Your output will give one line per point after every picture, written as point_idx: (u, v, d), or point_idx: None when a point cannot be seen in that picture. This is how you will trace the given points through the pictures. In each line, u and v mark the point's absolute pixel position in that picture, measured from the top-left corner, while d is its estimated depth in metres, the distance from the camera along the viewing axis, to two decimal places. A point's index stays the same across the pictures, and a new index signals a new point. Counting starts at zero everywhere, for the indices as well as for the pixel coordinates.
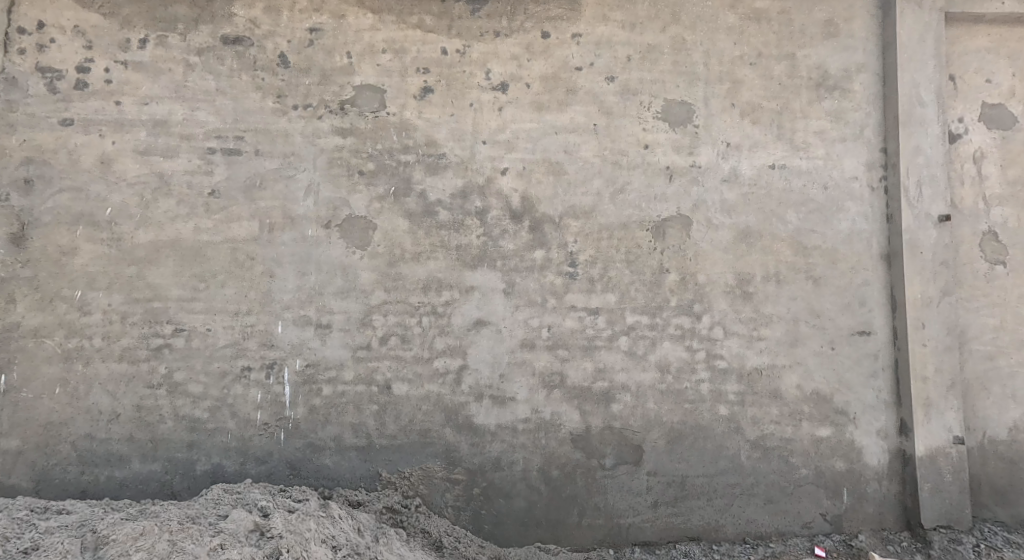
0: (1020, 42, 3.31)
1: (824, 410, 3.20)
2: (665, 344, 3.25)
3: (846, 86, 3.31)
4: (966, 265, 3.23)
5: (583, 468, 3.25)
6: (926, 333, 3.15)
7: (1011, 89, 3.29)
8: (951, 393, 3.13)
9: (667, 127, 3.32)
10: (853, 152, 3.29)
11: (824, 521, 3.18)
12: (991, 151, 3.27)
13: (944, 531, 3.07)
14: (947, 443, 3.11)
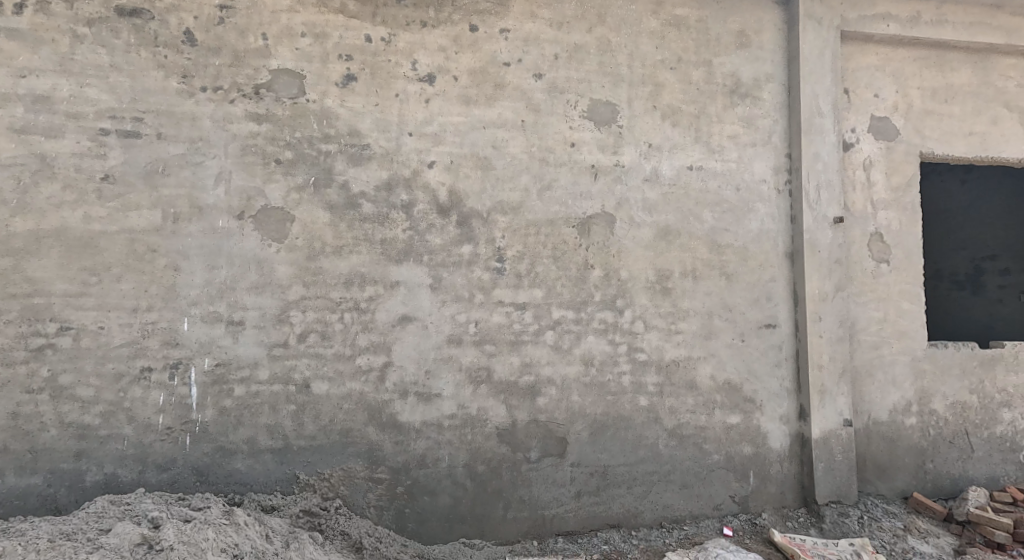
0: (902, 62, 3.68)
1: (734, 398, 3.41)
2: (590, 338, 3.34)
3: (756, 94, 3.53)
4: (856, 264, 3.55)
5: (508, 462, 3.27)
6: (822, 325, 3.42)
7: (894, 104, 3.65)
8: (843, 380, 3.43)
9: (593, 126, 3.40)
10: (762, 157, 3.51)
11: (732, 503, 3.39)
12: (877, 160, 3.61)
13: (835, 505, 3.36)
14: (839, 425, 3.41)
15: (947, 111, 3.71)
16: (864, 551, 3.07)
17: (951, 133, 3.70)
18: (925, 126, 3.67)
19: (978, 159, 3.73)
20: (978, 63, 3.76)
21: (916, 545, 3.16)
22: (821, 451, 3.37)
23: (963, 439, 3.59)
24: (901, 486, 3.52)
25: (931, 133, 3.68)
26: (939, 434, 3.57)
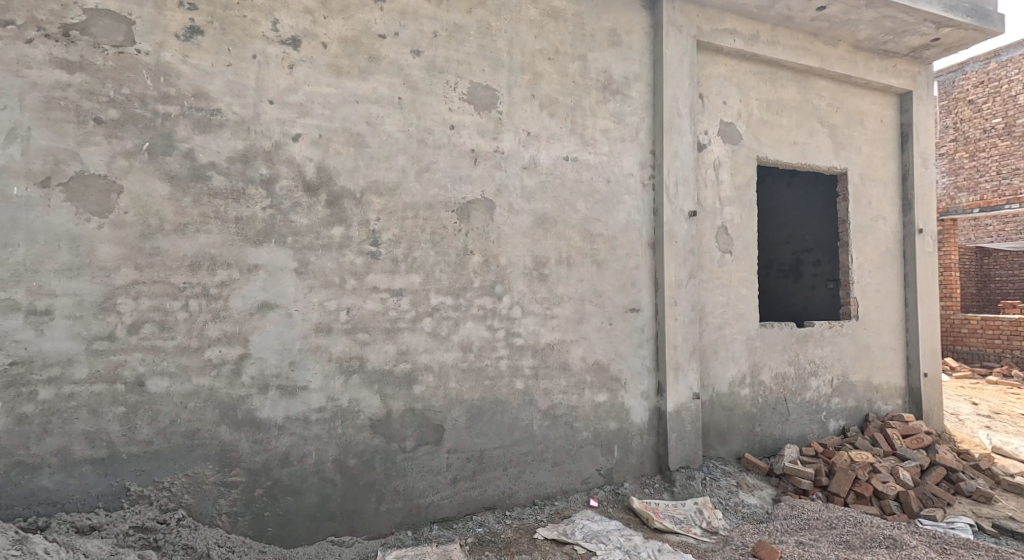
0: (745, 75, 4.15)
1: (602, 378, 3.64)
2: (468, 324, 3.33)
3: (625, 92, 3.74)
4: (705, 253, 3.96)
5: (382, 453, 3.16)
6: (677, 308, 3.78)
7: (738, 112, 4.11)
8: (693, 357, 3.83)
9: (472, 110, 3.36)
10: (630, 152, 3.75)
11: (598, 475, 3.63)
12: (724, 161, 4.05)
13: (684, 470, 3.75)
14: (690, 398, 3.81)
15: (777, 122, 4.27)
16: (705, 508, 3.49)
17: (780, 141, 4.27)
18: (761, 134, 4.19)
19: (799, 165, 4.36)
20: (801, 82, 4.38)
21: (745, 498, 3.64)
22: (674, 422, 3.73)
23: (782, 404, 4.22)
24: (734, 449, 4.05)
25: (765, 140, 4.21)
26: (765, 401, 4.16)
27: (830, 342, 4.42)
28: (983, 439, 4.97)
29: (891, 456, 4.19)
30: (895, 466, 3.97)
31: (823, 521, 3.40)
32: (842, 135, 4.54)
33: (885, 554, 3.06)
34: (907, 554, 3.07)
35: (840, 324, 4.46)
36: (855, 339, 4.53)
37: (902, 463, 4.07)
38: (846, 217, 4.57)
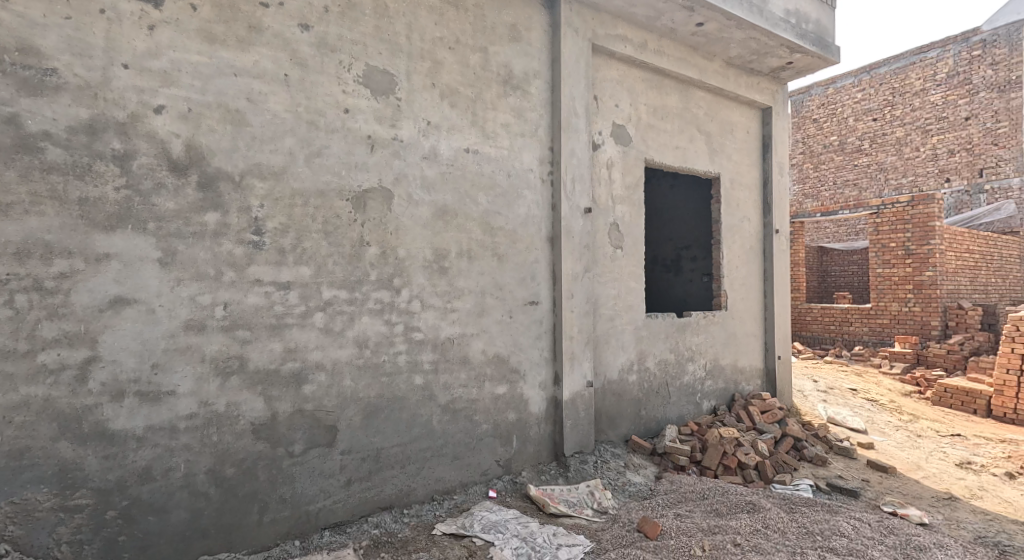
0: (635, 80, 4.40)
1: (502, 370, 3.67)
2: (364, 318, 3.18)
3: (525, 87, 3.79)
4: (599, 249, 4.16)
5: (265, 460, 2.92)
6: (573, 301, 3.92)
7: (628, 115, 4.35)
8: (587, 348, 4.01)
9: (369, 94, 3.20)
10: (529, 148, 3.80)
11: (497, 467, 3.67)
12: (616, 161, 4.27)
13: (577, 455, 3.94)
14: (584, 387, 3.99)
15: (662, 126, 4.59)
16: (597, 490, 3.68)
17: (664, 145, 4.60)
18: (648, 137, 4.48)
19: (680, 168, 4.72)
20: (683, 91, 4.73)
21: (632, 478, 3.92)
22: (569, 410, 3.89)
23: (664, 389, 4.58)
24: (622, 432, 4.32)
25: (652, 144, 4.51)
26: (649, 386, 4.48)
27: (701, 330, 4.87)
28: (821, 413, 6.20)
29: (750, 430, 4.77)
30: (754, 439, 4.54)
31: (697, 493, 3.78)
32: (715, 143, 5.00)
33: (746, 518, 3.48)
34: (763, 516, 3.52)
35: (711, 314, 4.96)
36: (722, 325, 5.05)
37: (760, 436, 4.69)
38: (718, 218, 5.09)
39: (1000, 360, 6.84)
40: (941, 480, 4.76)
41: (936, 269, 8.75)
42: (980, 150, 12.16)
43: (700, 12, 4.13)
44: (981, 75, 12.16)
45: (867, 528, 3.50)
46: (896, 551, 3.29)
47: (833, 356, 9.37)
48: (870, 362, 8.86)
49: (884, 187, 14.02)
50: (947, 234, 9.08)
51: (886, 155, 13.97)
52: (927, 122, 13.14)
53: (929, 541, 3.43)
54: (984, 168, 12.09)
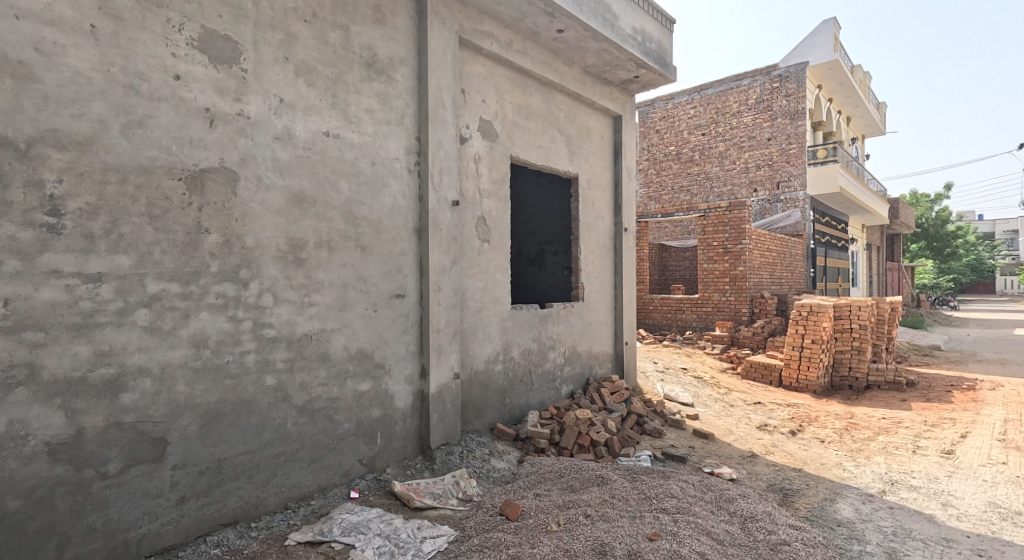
0: (497, 80, 5.35)
1: (366, 366, 3.82)
2: (202, 315, 3.03)
3: (391, 73, 4.01)
4: (469, 241, 5.04)
5: (66, 486, 2.64)
6: (440, 294, 4.30)
7: (495, 111, 5.35)
8: (454, 340, 4.46)
9: (206, 61, 3.06)
10: (395, 137, 4.04)
11: (360, 466, 3.79)
12: (483, 157, 5.21)
13: (444, 447, 4.29)
14: (450, 378, 4.40)
15: (526, 125, 5.71)
16: (462, 479, 4.03)
17: (529, 144, 5.75)
18: (514, 134, 5.55)
19: (542, 166, 5.94)
20: (544, 92, 5.91)
21: (496, 464, 4.45)
22: (436, 402, 4.22)
23: (528, 376, 5.67)
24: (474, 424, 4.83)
25: (517, 141, 5.60)
26: (513, 375, 5.50)
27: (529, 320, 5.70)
28: (660, 390, 7.43)
29: (603, 410, 6.02)
30: (604, 419, 5.65)
31: (554, 472, 4.38)
32: (573, 145, 6.36)
33: (596, 490, 4.09)
34: (610, 487, 4.15)
35: (569, 305, 6.29)
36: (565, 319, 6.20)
37: (609, 415, 5.88)
38: (577, 216, 6.48)
39: (788, 339, 8.54)
40: (745, 440, 6.09)
41: (746, 266, 10.40)
42: (778, 166, 14.57)
43: (560, 19, 5.21)
44: (780, 104, 14.52)
45: (692, 487, 4.39)
46: (712, 504, 4.15)
47: (669, 340, 10.67)
48: (698, 345, 10.36)
49: (710, 194, 16.01)
50: (755, 235, 10.77)
51: (712, 165, 15.95)
52: (742, 140, 15.29)
53: (737, 494, 4.34)
54: (781, 182, 14.47)
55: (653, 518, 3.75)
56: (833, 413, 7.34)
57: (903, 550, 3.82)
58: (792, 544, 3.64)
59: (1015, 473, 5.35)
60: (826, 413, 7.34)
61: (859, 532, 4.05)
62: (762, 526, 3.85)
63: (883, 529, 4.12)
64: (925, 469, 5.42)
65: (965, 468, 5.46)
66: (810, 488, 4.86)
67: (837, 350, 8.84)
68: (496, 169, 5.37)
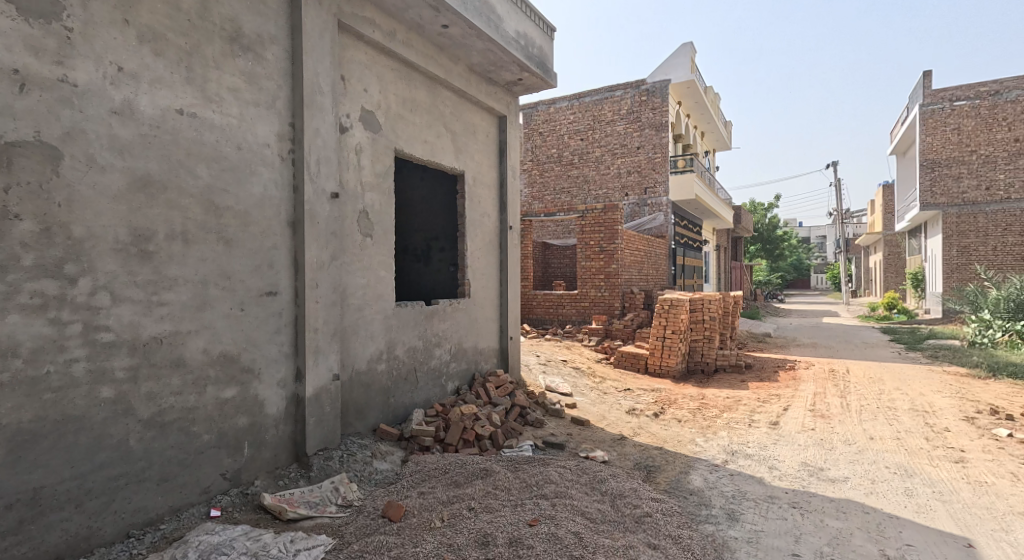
0: (379, 69, 5.12)
1: (230, 371, 3.56)
2: (11, 318, 2.65)
3: (259, 50, 3.75)
4: (349, 235, 4.81)
5: None
6: (318, 291, 4.13)
7: (378, 101, 5.12)
8: (333, 340, 4.29)
9: (14, 13, 2.68)
10: (264, 121, 3.79)
11: (223, 480, 3.55)
12: (366, 147, 4.99)
13: (321, 453, 4.14)
14: (329, 380, 4.24)
15: (410, 118, 5.53)
16: (341, 485, 3.94)
17: (414, 138, 5.58)
18: (398, 126, 5.36)
19: (429, 161, 5.81)
20: (429, 86, 5.77)
21: (378, 466, 4.39)
22: (313, 406, 4.07)
23: (411, 374, 5.51)
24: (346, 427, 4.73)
25: (401, 134, 5.42)
26: (398, 373, 5.34)
27: (417, 316, 5.60)
28: (542, 382, 7.60)
29: (487, 404, 6.03)
30: (489, 412, 5.66)
31: (438, 469, 4.49)
32: (460, 142, 6.29)
33: (479, 483, 4.28)
34: (493, 479, 4.37)
35: (456, 302, 6.22)
36: (451, 316, 6.11)
37: (494, 408, 5.89)
38: (464, 212, 6.41)
39: (653, 330, 9.20)
40: (617, 425, 6.48)
41: (619, 263, 11.05)
42: (646, 173, 15.73)
43: (445, 15, 5.14)
44: (647, 116, 15.70)
45: (570, 472, 4.72)
46: (586, 486, 4.52)
47: (550, 334, 10.95)
48: (577, 337, 10.72)
49: (588, 196, 16.69)
50: (627, 236, 11.52)
51: (589, 169, 16.66)
52: (615, 146, 16.24)
53: (608, 474, 4.78)
54: (648, 188, 15.65)
55: (534, 504, 4.01)
56: (690, 395, 8.05)
57: (739, 510, 4.47)
58: (653, 515, 4.12)
59: (820, 435, 6.41)
60: (684, 396, 8.03)
61: (708, 498, 4.65)
62: (629, 502, 4.29)
63: (725, 493, 4.76)
64: (755, 439, 6.25)
65: (786, 434, 6.40)
66: (668, 463, 5.41)
67: (693, 340, 9.57)
68: (379, 162, 5.15)
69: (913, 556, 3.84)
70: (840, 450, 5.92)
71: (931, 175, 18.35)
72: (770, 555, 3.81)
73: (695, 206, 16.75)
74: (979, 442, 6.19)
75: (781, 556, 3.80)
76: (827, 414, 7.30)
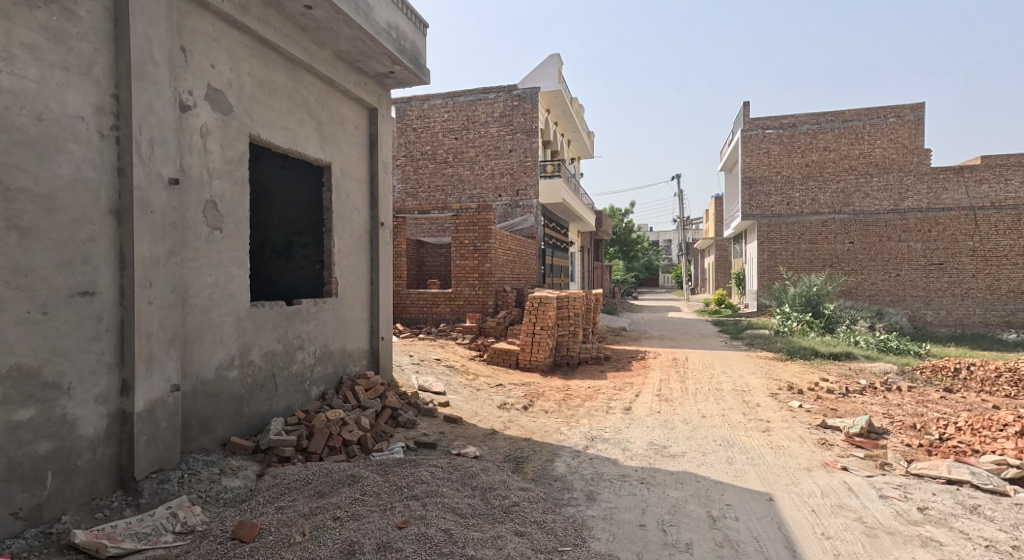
0: (229, 43, 4.59)
1: (27, 388, 3.09)
2: None
3: (69, 7, 3.27)
4: (192, 229, 4.25)
5: None
6: (151, 291, 3.67)
7: (228, 80, 4.59)
8: (170, 345, 3.82)
9: None
10: (76, 90, 3.31)
11: (15, 521, 3.07)
12: (213, 130, 4.45)
13: (155, 476, 3.71)
14: (166, 392, 3.79)
15: (268, 102, 5.04)
16: (180, 510, 3.58)
17: (272, 123, 5.09)
18: (253, 110, 4.86)
19: (290, 150, 5.34)
20: (290, 69, 5.29)
21: (228, 484, 4.02)
22: (143, 423, 3.61)
23: (270, 380, 5.03)
24: (189, 444, 4.22)
25: (257, 118, 4.91)
26: (253, 381, 4.83)
27: (279, 319, 5.13)
28: (414, 382, 7.34)
29: (356, 408, 5.68)
30: (358, 416, 5.34)
31: (300, 480, 4.16)
32: (325, 131, 5.85)
33: (346, 490, 4.04)
34: (361, 484, 4.14)
35: (322, 302, 5.78)
36: (315, 316, 5.67)
37: (363, 412, 5.56)
38: (331, 207, 5.98)
39: (523, 327, 9.35)
40: (488, 420, 6.45)
41: (492, 262, 11.08)
42: (518, 175, 16.04)
43: None
44: (519, 120, 16.02)
45: (442, 470, 4.58)
46: (458, 482, 4.42)
47: (424, 333, 10.69)
48: (451, 336, 10.58)
49: (462, 195, 16.56)
50: (500, 236, 11.60)
51: (463, 169, 16.57)
52: (489, 148, 16.33)
53: (478, 468, 4.71)
54: (520, 190, 15.98)
55: (402, 507, 3.86)
56: (556, 387, 8.25)
57: (596, 490, 4.64)
58: (521, 504, 4.15)
59: (665, 417, 6.89)
60: (551, 388, 8.22)
61: (570, 482, 4.76)
62: (498, 494, 4.28)
63: (585, 476, 4.91)
64: (611, 424, 6.55)
65: (637, 418, 6.80)
66: (535, 453, 5.47)
67: (559, 334, 9.82)
68: (230, 147, 4.62)
69: (731, 514, 4.29)
70: (681, 428, 6.43)
71: (748, 191, 19.25)
72: (622, 528, 4.00)
73: (562, 209, 17.40)
74: (779, 413, 7.11)
75: (629, 527, 4.03)
76: (670, 397, 7.89)
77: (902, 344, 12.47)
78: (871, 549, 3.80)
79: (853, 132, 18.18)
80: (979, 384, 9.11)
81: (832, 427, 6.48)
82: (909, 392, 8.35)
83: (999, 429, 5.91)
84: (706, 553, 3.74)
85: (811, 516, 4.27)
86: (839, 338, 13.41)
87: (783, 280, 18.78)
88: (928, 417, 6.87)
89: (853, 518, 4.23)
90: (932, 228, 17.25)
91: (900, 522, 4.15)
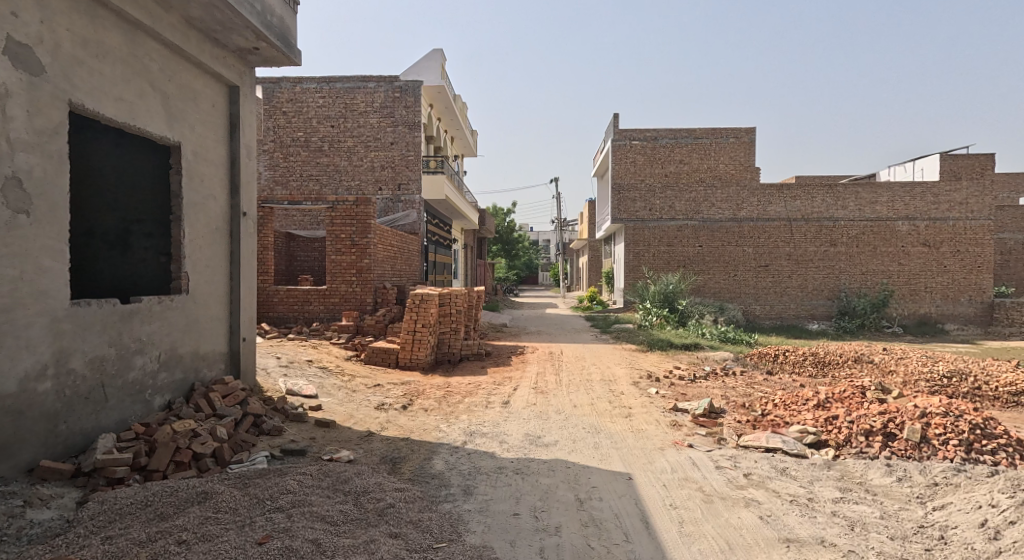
0: None
1: None
2: None
3: None
4: None
5: None
6: None
7: (39, 34, 3.80)
8: None
9: None
10: None
11: None
12: (17, 92, 3.65)
13: None
14: None
15: (96, 66, 4.25)
16: None
17: (102, 91, 4.30)
18: (75, 73, 4.06)
19: (126, 124, 4.56)
20: (125, 29, 4.52)
21: (36, 518, 3.33)
22: None
23: (99, 391, 4.27)
24: None
25: (81, 84, 4.11)
26: (75, 393, 4.06)
27: (111, 321, 4.36)
28: (282, 386, 6.70)
29: (211, 417, 5.01)
30: (213, 426, 4.71)
31: (136, 504, 3.54)
32: (173, 105, 5.09)
33: (195, 509, 3.50)
34: (214, 501, 3.62)
35: (169, 299, 5.03)
36: (160, 315, 4.92)
37: (219, 421, 4.93)
38: (181, 192, 5.22)
39: (404, 324, 8.96)
40: (363, 421, 6.02)
41: (372, 258, 10.53)
42: (400, 169, 15.51)
43: None
44: (400, 113, 15.55)
45: (311, 477, 4.14)
46: (330, 488, 4.02)
47: (294, 333, 9.88)
48: (325, 335, 9.90)
49: (339, 187, 15.66)
50: (380, 230, 11.06)
51: (340, 159, 15.70)
52: (368, 139, 15.60)
53: (352, 473, 4.32)
54: (403, 184, 15.48)
55: (264, 521, 3.43)
56: (436, 385, 7.97)
57: (473, 484, 4.47)
58: (397, 506, 3.85)
59: (539, 409, 6.88)
60: (431, 385, 7.95)
61: (447, 479, 4.54)
62: (372, 497, 3.94)
63: (462, 472, 4.72)
64: (489, 418, 6.42)
65: (514, 411, 6.72)
66: (412, 452, 5.17)
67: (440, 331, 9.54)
68: (42, 115, 3.83)
69: (597, 495, 4.31)
70: (556, 419, 6.45)
71: (616, 195, 19.98)
72: (496, 519, 3.86)
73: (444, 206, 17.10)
74: (641, 400, 7.42)
75: (504, 517, 3.89)
76: (545, 390, 7.94)
77: (738, 334, 13.76)
78: (707, 514, 4.01)
79: (701, 149, 19.57)
80: (792, 366, 10.24)
81: (683, 410, 6.86)
82: (742, 376, 9.18)
83: (803, 403, 6.60)
84: (572, 533, 3.71)
85: (662, 490, 4.41)
86: (689, 330, 14.44)
87: (645, 280, 19.67)
88: (754, 396, 7.56)
89: (695, 488, 4.45)
90: (760, 236, 19.00)
91: (729, 488, 4.44)
